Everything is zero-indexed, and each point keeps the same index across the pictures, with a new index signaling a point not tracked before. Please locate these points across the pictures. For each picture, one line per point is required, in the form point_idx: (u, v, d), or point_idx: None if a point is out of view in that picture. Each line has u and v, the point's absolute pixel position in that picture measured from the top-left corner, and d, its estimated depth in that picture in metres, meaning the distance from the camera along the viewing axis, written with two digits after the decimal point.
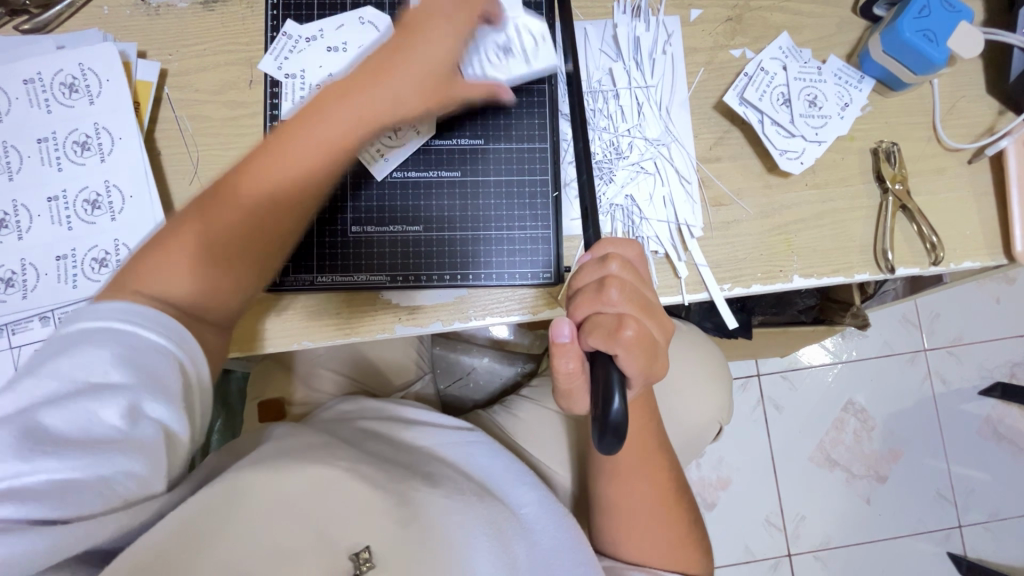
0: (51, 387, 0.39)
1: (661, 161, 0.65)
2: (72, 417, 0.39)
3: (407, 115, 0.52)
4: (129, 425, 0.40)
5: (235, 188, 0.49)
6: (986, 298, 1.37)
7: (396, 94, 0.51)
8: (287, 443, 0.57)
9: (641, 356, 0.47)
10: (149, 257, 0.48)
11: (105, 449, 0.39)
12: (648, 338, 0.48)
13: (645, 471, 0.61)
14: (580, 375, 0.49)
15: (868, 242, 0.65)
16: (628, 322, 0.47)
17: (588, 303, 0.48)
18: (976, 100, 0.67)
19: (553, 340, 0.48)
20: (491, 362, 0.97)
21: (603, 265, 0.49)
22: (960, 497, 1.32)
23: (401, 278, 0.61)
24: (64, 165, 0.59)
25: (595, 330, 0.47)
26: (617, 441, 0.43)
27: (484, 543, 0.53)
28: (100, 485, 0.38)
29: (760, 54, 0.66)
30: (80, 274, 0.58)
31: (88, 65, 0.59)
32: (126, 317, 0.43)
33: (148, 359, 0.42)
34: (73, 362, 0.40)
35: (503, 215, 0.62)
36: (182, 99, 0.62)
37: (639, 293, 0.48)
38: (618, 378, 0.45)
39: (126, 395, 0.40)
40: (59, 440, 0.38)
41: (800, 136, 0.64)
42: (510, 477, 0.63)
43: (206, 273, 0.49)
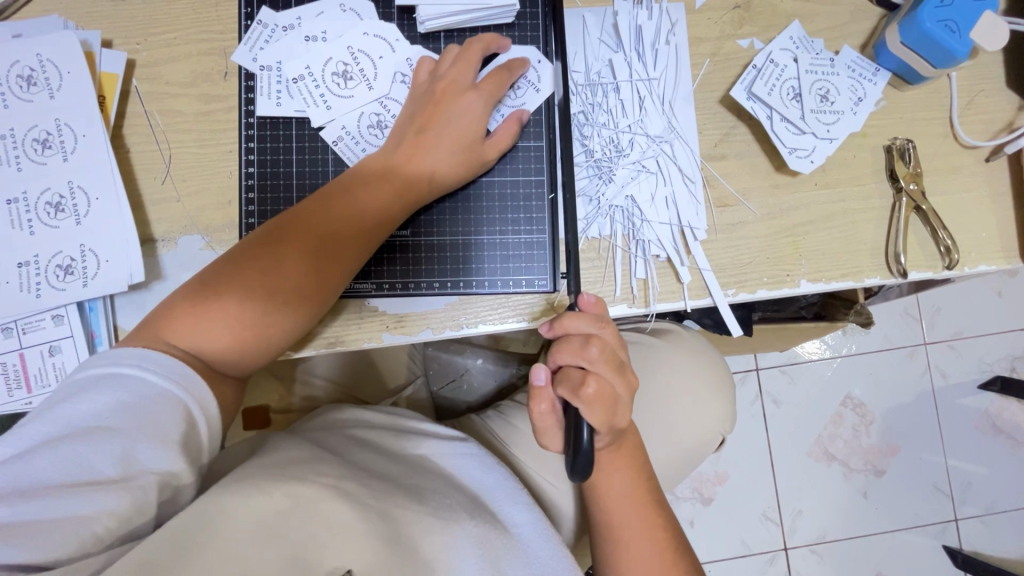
0: (51, 431, 0.42)
1: (664, 159, 0.61)
2: (63, 460, 0.41)
3: (443, 181, 0.55)
4: (118, 467, 0.42)
5: (274, 252, 0.50)
6: (988, 291, 1.34)
7: (435, 162, 0.54)
8: (270, 458, 0.54)
9: (600, 411, 0.50)
10: (183, 316, 0.48)
11: (90, 491, 0.41)
12: (614, 394, 0.51)
13: (643, 532, 0.57)
14: (554, 416, 0.53)
15: (879, 245, 0.62)
16: (592, 378, 0.50)
17: (566, 353, 0.50)
18: (995, 93, 0.63)
19: (532, 382, 0.53)
20: (485, 364, 0.93)
21: (590, 322, 0.50)
22: (957, 491, 1.31)
23: (388, 286, 0.57)
24: (24, 164, 0.54)
25: (563, 380, 0.51)
26: (580, 472, 0.49)
27: (475, 564, 0.52)
28: (80, 524, 0.40)
29: (770, 45, 0.62)
30: (43, 282, 0.54)
31: (47, 56, 0.55)
32: (129, 362, 0.45)
33: (144, 401, 0.44)
34: (80, 406, 0.43)
35: (496, 218, 0.58)
36: (151, 92, 0.58)
37: (614, 352, 0.51)
38: (585, 428, 0.49)
39: (117, 440, 0.42)
40: (53, 482, 0.40)
41: (811, 133, 0.60)
42: (503, 494, 0.61)
43: (241, 336, 0.49)
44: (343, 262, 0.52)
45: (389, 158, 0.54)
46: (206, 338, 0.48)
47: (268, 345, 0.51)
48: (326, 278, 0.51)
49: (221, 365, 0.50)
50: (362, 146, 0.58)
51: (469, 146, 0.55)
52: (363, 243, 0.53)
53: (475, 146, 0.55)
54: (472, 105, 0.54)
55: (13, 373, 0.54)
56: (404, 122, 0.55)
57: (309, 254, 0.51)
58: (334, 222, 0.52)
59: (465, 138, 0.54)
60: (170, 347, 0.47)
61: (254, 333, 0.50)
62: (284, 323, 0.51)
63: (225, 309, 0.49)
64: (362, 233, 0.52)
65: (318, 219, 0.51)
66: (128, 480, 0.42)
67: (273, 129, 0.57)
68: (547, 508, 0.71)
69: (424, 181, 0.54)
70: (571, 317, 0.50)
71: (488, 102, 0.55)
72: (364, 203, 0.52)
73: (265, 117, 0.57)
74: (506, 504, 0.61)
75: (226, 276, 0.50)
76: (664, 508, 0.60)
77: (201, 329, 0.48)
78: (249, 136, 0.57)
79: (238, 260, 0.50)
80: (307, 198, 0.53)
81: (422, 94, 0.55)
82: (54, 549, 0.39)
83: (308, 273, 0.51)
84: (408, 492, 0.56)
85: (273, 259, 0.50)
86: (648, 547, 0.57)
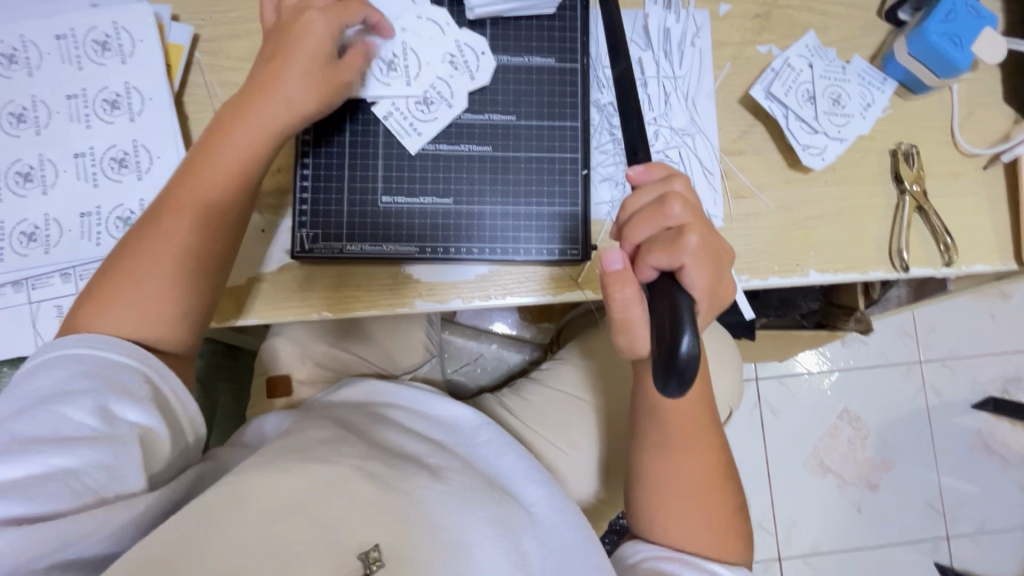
0: (28, 399, 0.44)
1: (685, 150, 0.66)
2: (41, 421, 0.43)
3: (297, 113, 0.55)
4: (97, 422, 0.44)
5: (163, 218, 0.52)
6: (981, 313, 1.39)
7: (288, 94, 0.54)
8: (292, 439, 0.57)
9: (708, 264, 0.44)
10: (92, 300, 0.50)
11: (75, 446, 0.43)
12: (712, 247, 0.45)
13: (699, 461, 0.58)
14: (640, 305, 0.46)
15: (883, 242, 0.66)
16: (690, 230, 0.44)
17: (647, 222, 0.46)
18: (993, 108, 0.68)
19: (605, 270, 0.45)
20: (500, 348, 0.98)
21: (655, 188, 0.47)
22: (949, 508, 1.34)
23: (430, 250, 0.60)
24: (92, 122, 0.58)
25: (655, 245, 0.44)
26: (682, 385, 0.39)
27: (495, 542, 0.53)
28: (71, 478, 0.42)
29: (787, 51, 0.66)
30: (104, 232, 0.57)
31: (123, 24, 0.59)
32: (89, 341, 0.48)
33: (113, 367, 0.47)
34: (48, 376, 0.45)
35: (532, 191, 0.62)
36: (213, 65, 0.62)
37: (699, 209, 0.46)
38: (691, 317, 0.41)
39: (91, 395, 0.45)
40: (36, 441, 0.42)
41: (823, 133, 0.65)
42: (520, 475, 0.63)
43: (148, 302, 0.51)
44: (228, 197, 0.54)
45: (244, 95, 0.54)
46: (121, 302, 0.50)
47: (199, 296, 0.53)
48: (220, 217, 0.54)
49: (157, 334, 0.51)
50: (411, 121, 0.61)
51: (322, 72, 0.55)
52: (239, 175, 0.54)
53: (328, 69, 0.55)
54: (315, 31, 0.54)
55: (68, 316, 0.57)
56: (257, 68, 0.56)
57: (197, 195, 0.53)
58: (215, 162, 0.53)
59: (314, 65, 0.54)
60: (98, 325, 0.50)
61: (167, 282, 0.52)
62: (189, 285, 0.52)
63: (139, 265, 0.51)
64: (232, 176, 0.54)
65: (195, 175, 0.53)
66: (108, 435, 0.44)
67: None
68: (559, 477, 0.73)
69: (282, 111, 0.54)
70: (634, 195, 0.47)
71: (329, 26, 0.54)
72: (231, 139, 0.53)
73: None
74: (523, 483, 0.63)
75: (130, 249, 0.52)
76: (713, 423, 0.59)
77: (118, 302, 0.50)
78: None
79: (141, 231, 0.53)
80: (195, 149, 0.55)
81: (269, 40, 0.56)
82: (53, 501, 0.41)
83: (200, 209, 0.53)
84: (427, 467, 0.58)
85: (174, 208, 0.53)
86: (693, 461, 0.58)
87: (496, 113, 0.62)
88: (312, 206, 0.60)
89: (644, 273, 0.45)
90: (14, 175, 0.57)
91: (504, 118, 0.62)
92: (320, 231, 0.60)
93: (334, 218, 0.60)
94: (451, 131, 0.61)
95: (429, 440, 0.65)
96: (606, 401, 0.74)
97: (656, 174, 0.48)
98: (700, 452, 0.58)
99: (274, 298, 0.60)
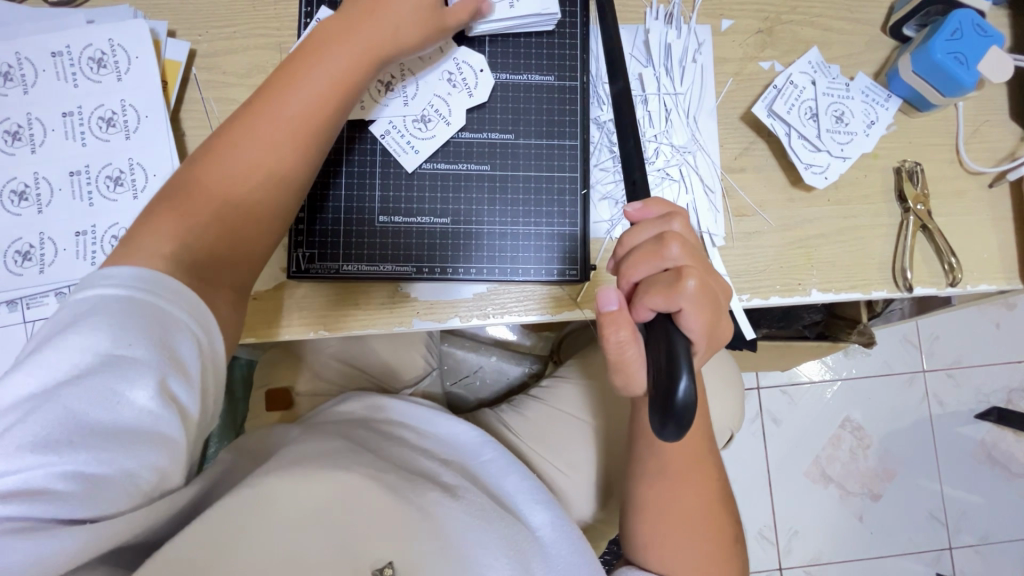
0: (76, 362, 0.39)
1: (687, 168, 0.65)
2: (90, 397, 0.38)
3: (401, 47, 0.55)
4: (152, 404, 0.39)
5: (245, 134, 0.50)
6: (986, 322, 1.38)
7: (396, 26, 0.54)
8: (304, 450, 0.56)
9: (708, 310, 0.43)
10: (162, 213, 0.48)
11: (132, 440, 0.39)
12: (712, 291, 0.44)
13: (699, 488, 0.57)
14: (635, 346, 0.45)
15: (886, 261, 0.65)
16: (689, 273, 0.43)
17: (646, 260, 0.46)
18: (999, 124, 0.67)
19: (600, 310, 0.45)
20: (499, 361, 0.98)
21: (653, 226, 0.47)
22: (952, 519, 1.33)
23: (427, 269, 0.60)
24: (88, 140, 0.58)
25: (653, 287, 0.44)
26: (678, 432, 0.38)
27: (505, 566, 0.53)
28: (126, 479, 0.40)
29: (789, 67, 0.66)
30: (98, 251, 0.57)
31: (118, 41, 0.59)
32: (141, 288, 0.43)
33: (164, 332, 0.42)
34: (93, 336, 0.39)
35: (530, 211, 0.61)
36: (209, 80, 0.62)
37: (698, 250, 0.46)
38: (688, 360, 0.40)
39: (152, 370, 0.40)
40: (87, 427, 0.38)
41: (826, 151, 0.64)
42: (522, 498, 0.63)
43: (224, 225, 0.50)
44: (311, 131, 0.52)
45: (346, 17, 0.54)
46: (185, 232, 0.48)
47: (270, 231, 0.53)
48: (296, 151, 0.52)
49: (221, 272, 0.50)
50: (408, 138, 0.60)
51: (426, 9, 0.55)
52: (326, 107, 0.52)
53: (432, 8, 0.55)
54: None
55: None
56: None
57: (279, 125, 0.51)
58: (310, 83, 0.52)
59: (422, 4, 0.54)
60: (150, 257, 0.45)
61: (237, 217, 0.50)
62: (267, 210, 0.52)
63: (211, 195, 0.49)
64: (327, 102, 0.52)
65: (284, 92, 0.51)
66: (160, 425, 0.40)
67: None
68: (559, 496, 0.73)
69: (385, 40, 0.54)
70: (633, 233, 0.48)
71: None
72: (320, 68, 0.52)
73: None
74: (528, 504, 0.62)
75: (206, 163, 0.50)
76: (711, 450, 0.58)
77: (182, 228, 0.48)
78: None
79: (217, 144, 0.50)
80: (272, 74, 0.53)
81: None
82: (105, 504, 0.39)
83: (277, 139, 0.51)
84: (438, 484, 0.58)
85: (257, 129, 0.50)
86: (691, 488, 0.57)
87: (494, 132, 0.61)
88: (309, 225, 0.59)
89: (641, 313, 0.45)
90: (9, 194, 0.57)
91: (502, 136, 0.62)
92: (317, 251, 0.59)
93: (331, 238, 0.60)
94: (449, 149, 0.61)
95: (430, 456, 0.64)
96: (607, 418, 0.74)
97: (654, 212, 0.48)
98: (699, 478, 0.57)
99: (269, 317, 0.59)
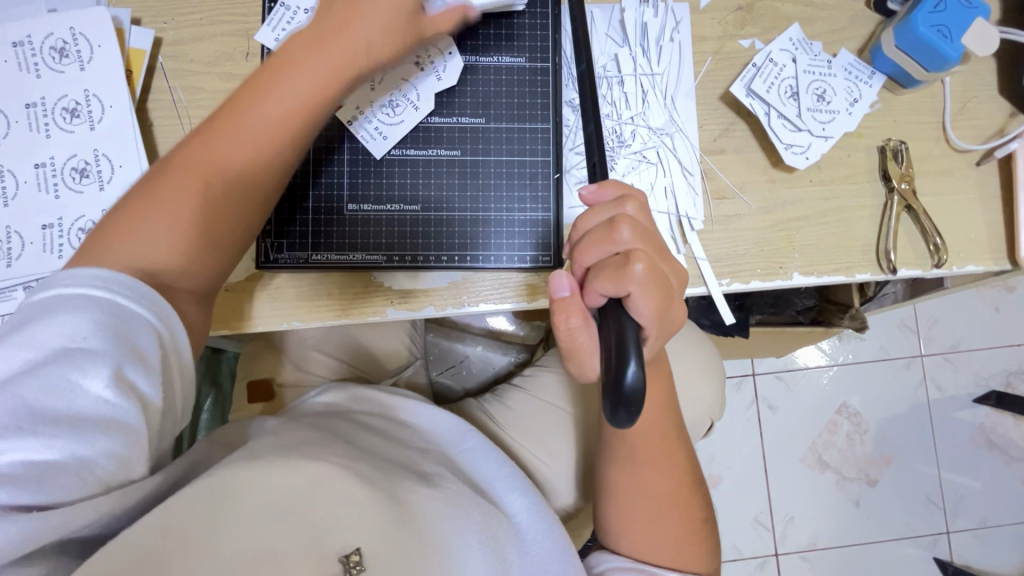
0: (30, 356, 0.39)
1: (664, 151, 0.64)
2: (46, 389, 0.38)
3: (380, 56, 0.51)
4: (107, 396, 0.39)
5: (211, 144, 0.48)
6: (985, 305, 1.36)
7: (372, 32, 0.50)
8: (278, 439, 0.55)
9: (657, 293, 0.43)
10: (125, 222, 0.47)
11: (86, 429, 0.39)
12: (663, 274, 0.44)
13: (669, 472, 0.57)
14: (586, 331, 0.46)
15: (870, 243, 0.64)
16: (636, 257, 0.43)
17: (596, 245, 0.45)
18: (987, 101, 0.65)
19: (553, 296, 0.45)
20: (485, 351, 0.96)
21: (606, 209, 0.46)
22: (949, 503, 1.32)
23: (398, 258, 0.59)
24: (52, 132, 0.57)
25: (601, 271, 0.43)
26: (629, 417, 0.39)
27: (480, 551, 0.53)
28: (82, 469, 0.39)
29: (770, 45, 0.64)
30: (66, 244, 0.57)
31: (80, 30, 0.58)
32: (99, 283, 0.42)
33: (121, 325, 0.41)
34: (50, 329, 0.39)
35: (504, 196, 0.60)
36: (175, 69, 0.61)
37: (650, 233, 0.45)
38: (635, 342, 0.40)
39: (107, 362, 0.39)
40: (42, 416, 0.38)
41: (807, 130, 0.63)
42: (501, 484, 0.62)
43: (186, 231, 0.48)
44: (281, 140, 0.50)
45: (322, 23, 0.50)
46: (150, 241, 0.47)
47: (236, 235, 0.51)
48: (261, 164, 0.50)
49: (184, 278, 0.48)
50: (376, 125, 0.59)
51: (405, 17, 0.51)
52: (293, 117, 0.50)
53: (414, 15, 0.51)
54: None
55: None
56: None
57: (249, 134, 0.49)
58: (280, 92, 0.49)
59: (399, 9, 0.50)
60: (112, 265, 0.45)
61: (202, 226, 0.49)
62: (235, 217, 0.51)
63: (175, 205, 0.47)
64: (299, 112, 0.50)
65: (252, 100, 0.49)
66: (118, 416, 0.40)
67: None
68: (541, 485, 0.72)
69: (362, 49, 0.50)
70: (584, 216, 0.47)
71: None
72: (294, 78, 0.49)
73: None
74: (506, 491, 0.62)
75: (170, 173, 0.48)
76: (681, 434, 0.58)
77: (146, 236, 0.47)
78: None
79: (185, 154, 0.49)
80: (247, 79, 0.51)
81: None
82: (59, 491, 0.39)
83: (241, 146, 0.49)
84: (416, 474, 0.57)
85: (224, 140, 0.49)
86: (661, 473, 0.57)
87: (464, 116, 0.60)
88: (277, 215, 0.59)
89: (592, 299, 0.44)
90: None
91: (473, 121, 0.60)
92: (286, 241, 0.58)
93: (299, 227, 0.59)
94: (418, 135, 0.60)
95: (407, 445, 0.64)
96: (589, 407, 0.73)
97: (609, 193, 0.48)
98: (673, 464, 0.57)
99: (239, 309, 0.58)
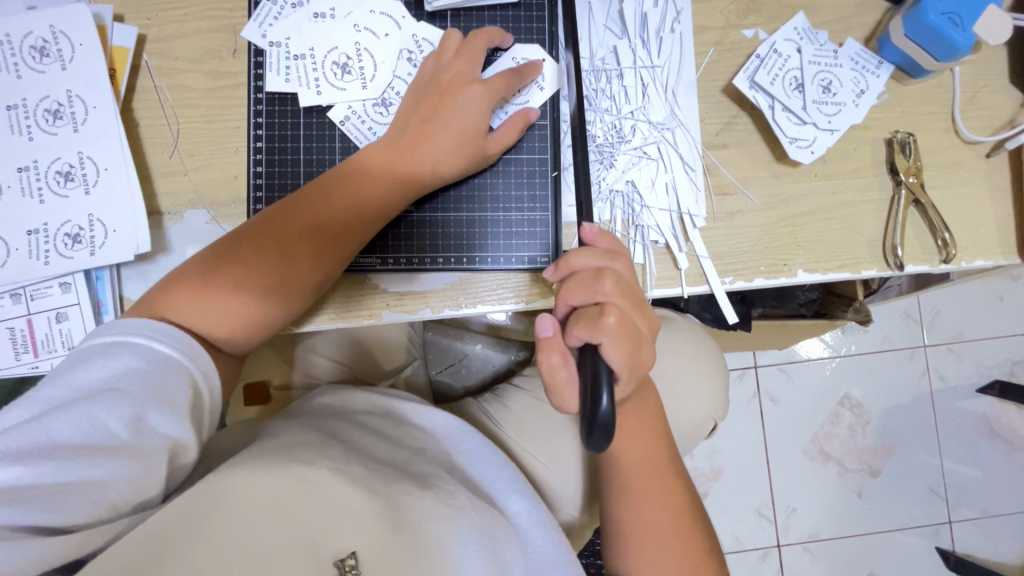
0: (67, 395, 0.43)
1: (665, 146, 0.62)
2: (77, 421, 0.42)
3: (441, 175, 0.54)
4: (130, 429, 0.43)
5: (275, 234, 0.51)
6: (989, 295, 1.34)
7: (438, 153, 0.53)
8: (274, 443, 0.54)
9: (626, 343, 0.46)
10: (183, 292, 0.50)
11: (103, 453, 0.41)
12: (635, 327, 0.47)
13: (664, 497, 0.57)
14: (565, 370, 0.49)
15: (876, 237, 0.62)
16: (611, 310, 0.45)
17: (579, 291, 0.47)
18: (997, 89, 0.64)
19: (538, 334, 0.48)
20: (484, 349, 0.95)
21: (595, 258, 0.48)
22: (952, 493, 1.32)
23: (394, 261, 0.58)
24: (35, 134, 0.56)
25: (579, 318, 0.46)
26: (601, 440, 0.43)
27: (477, 552, 0.51)
28: (94, 491, 0.41)
29: (774, 35, 0.62)
30: (52, 249, 0.55)
31: (60, 28, 0.56)
32: (141, 333, 0.46)
33: (153, 369, 0.45)
34: (89, 372, 0.44)
35: (501, 195, 0.59)
36: (160, 67, 0.59)
37: (631, 286, 0.47)
38: (607, 377, 0.44)
39: (133, 400, 0.43)
40: (65, 444, 0.41)
41: (812, 123, 0.61)
42: (501, 486, 0.62)
43: (236, 307, 0.50)
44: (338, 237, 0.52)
45: (393, 140, 0.54)
46: (205, 311, 0.50)
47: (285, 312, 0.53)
48: (316, 264, 0.52)
49: (230, 346, 0.52)
50: (370, 124, 0.58)
51: (469, 142, 0.54)
52: (350, 220, 0.53)
53: (477, 138, 0.54)
54: (474, 100, 0.54)
55: (20, 337, 0.56)
56: (407, 110, 0.55)
57: (311, 228, 0.52)
58: (347, 198, 0.53)
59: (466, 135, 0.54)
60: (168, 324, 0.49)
61: (253, 306, 0.51)
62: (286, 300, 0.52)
63: (230, 284, 0.50)
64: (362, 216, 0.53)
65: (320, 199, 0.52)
66: (139, 444, 0.43)
67: (282, 105, 0.58)
68: (542, 487, 0.72)
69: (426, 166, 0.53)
70: (576, 255, 0.48)
71: (491, 98, 0.54)
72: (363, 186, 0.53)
73: (274, 93, 0.58)
74: (506, 494, 0.61)
75: (233, 253, 0.51)
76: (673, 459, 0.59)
77: (207, 311, 0.50)
78: (258, 112, 0.58)
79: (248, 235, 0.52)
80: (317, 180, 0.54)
81: (426, 80, 0.55)
82: (65, 514, 0.39)
83: (306, 255, 0.52)
84: (413, 476, 0.56)
85: (288, 233, 0.51)
86: (657, 498, 0.57)
87: None
88: None
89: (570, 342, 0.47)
90: None
91: None
92: None
93: None
94: None
95: (405, 447, 0.62)
96: None
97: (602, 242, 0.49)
98: (668, 489, 0.57)
99: None
